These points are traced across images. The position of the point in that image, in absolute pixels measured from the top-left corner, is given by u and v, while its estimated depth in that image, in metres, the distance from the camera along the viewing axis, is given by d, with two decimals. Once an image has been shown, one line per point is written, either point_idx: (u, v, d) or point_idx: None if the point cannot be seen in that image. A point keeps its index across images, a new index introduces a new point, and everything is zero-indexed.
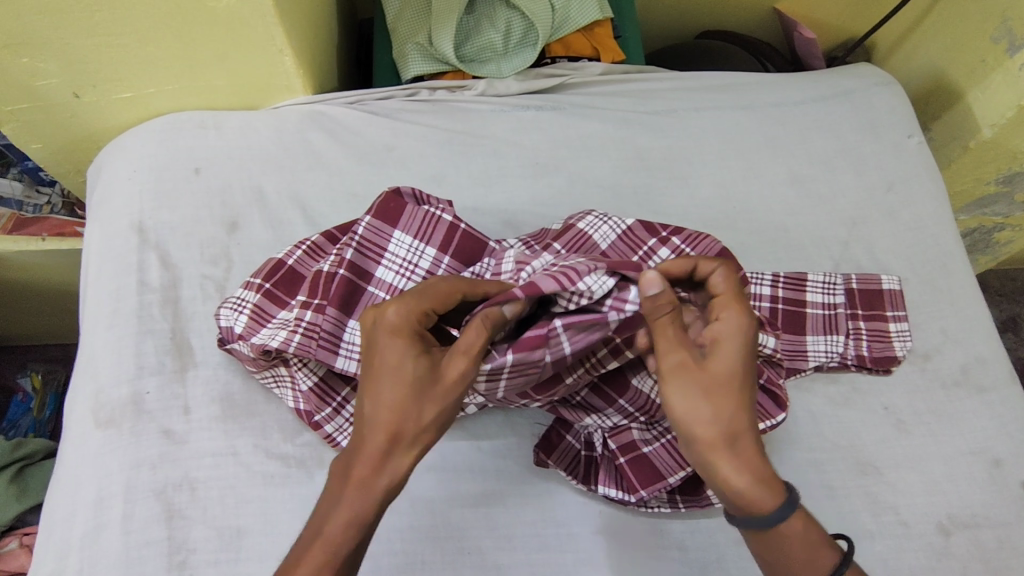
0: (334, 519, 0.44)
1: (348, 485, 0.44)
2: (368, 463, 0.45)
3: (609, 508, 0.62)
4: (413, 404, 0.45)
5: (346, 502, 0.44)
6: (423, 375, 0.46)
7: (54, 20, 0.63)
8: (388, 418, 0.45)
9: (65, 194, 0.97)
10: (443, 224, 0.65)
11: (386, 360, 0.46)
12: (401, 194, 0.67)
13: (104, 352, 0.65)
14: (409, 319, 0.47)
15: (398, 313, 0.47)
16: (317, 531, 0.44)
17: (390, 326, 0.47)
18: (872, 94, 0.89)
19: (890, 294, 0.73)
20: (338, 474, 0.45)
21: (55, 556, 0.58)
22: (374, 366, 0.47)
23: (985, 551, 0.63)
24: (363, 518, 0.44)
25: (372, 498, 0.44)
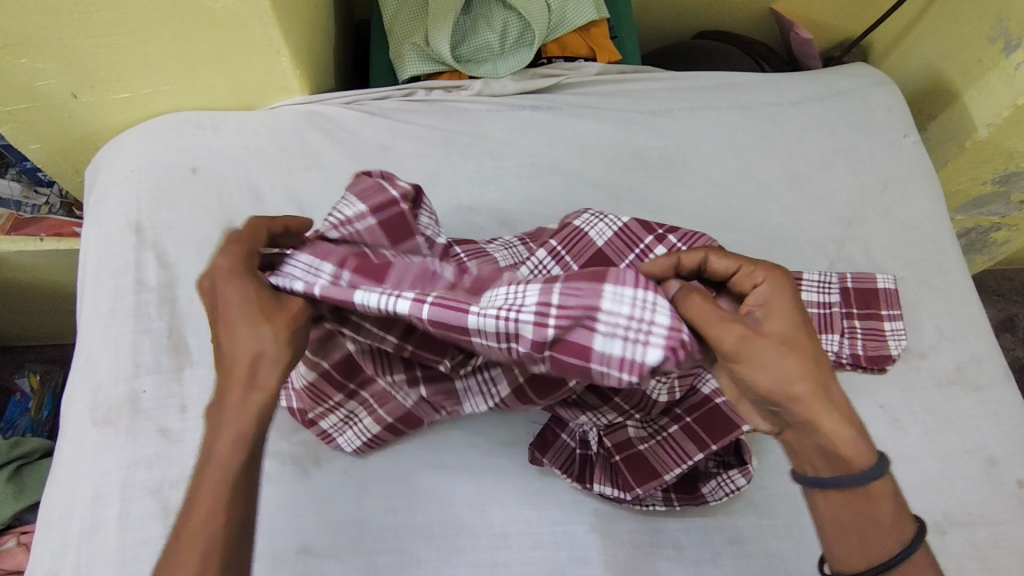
0: (214, 450, 0.44)
1: (227, 411, 0.45)
2: (232, 391, 0.45)
3: (604, 506, 0.63)
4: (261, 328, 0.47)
5: (228, 421, 0.45)
6: (264, 300, 0.48)
7: (53, 20, 0.63)
8: (240, 349, 0.46)
9: (63, 194, 0.98)
10: (392, 208, 0.59)
11: (222, 294, 0.48)
12: (369, 174, 0.63)
13: (101, 351, 0.66)
14: (231, 263, 0.49)
15: (227, 261, 0.49)
16: (214, 470, 0.44)
17: (223, 271, 0.49)
18: (868, 94, 0.89)
19: (886, 293, 0.73)
20: (216, 404, 0.45)
21: (52, 554, 0.58)
22: (216, 309, 0.48)
23: (981, 549, 0.64)
24: (239, 451, 0.44)
25: (246, 421, 0.45)
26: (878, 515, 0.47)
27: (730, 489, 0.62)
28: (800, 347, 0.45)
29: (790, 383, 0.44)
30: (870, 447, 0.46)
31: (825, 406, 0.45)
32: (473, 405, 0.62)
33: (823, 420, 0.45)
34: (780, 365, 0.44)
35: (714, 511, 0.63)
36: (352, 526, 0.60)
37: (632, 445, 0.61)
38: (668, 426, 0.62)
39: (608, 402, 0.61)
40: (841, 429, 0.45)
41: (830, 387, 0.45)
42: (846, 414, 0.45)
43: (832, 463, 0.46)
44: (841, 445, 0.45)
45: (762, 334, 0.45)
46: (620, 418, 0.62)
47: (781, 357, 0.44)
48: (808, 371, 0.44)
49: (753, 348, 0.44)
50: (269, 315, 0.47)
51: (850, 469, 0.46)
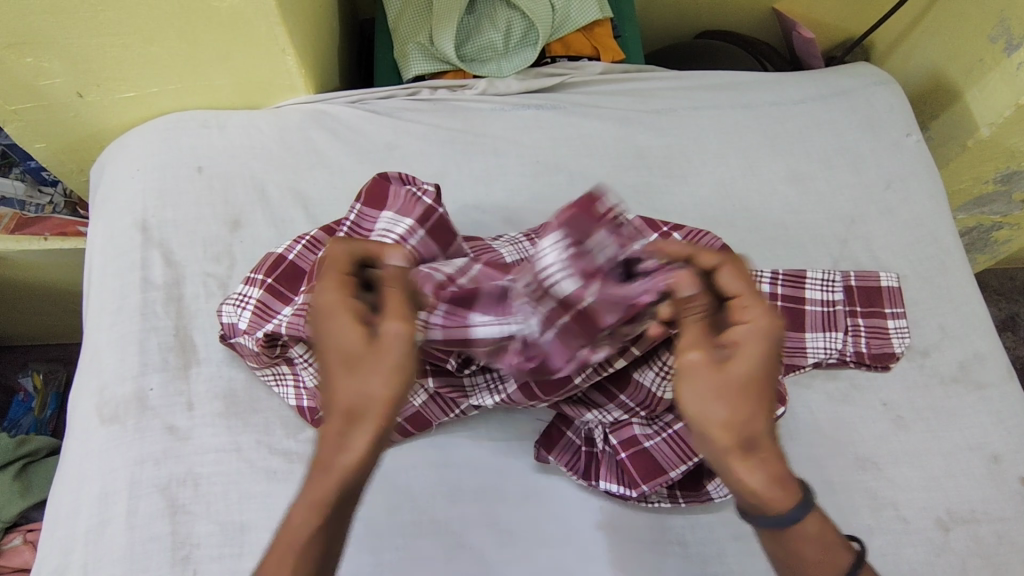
0: (303, 492, 0.43)
1: (329, 448, 0.43)
2: (331, 440, 0.43)
3: (610, 504, 0.63)
4: (361, 366, 0.44)
5: (319, 463, 0.43)
6: (354, 344, 0.45)
7: (58, 20, 0.63)
8: (343, 385, 0.44)
9: (68, 194, 0.98)
10: (431, 212, 0.62)
11: (327, 320, 0.46)
12: (387, 178, 0.67)
13: (107, 349, 0.66)
14: (339, 295, 0.47)
15: (336, 288, 0.47)
16: (302, 510, 0.42)
17: (331, 302, 0.47)
18: (871, 93, 0.89)
19: (890, 291, 0.73)
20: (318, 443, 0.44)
21: (60, 551, 0.58)
22: (319, 336, 0.46)
23: (984, 546, 0.64)
24: (329, 495, 0.42)
25: (340, 467, 0.42)
26: (805, 558, 0.45)
27: None
28: (737, 395, 0.44)
29: (712, 425, 0.44)
30: (790, 497, 0.44)
31: (743, 457, 0.44)
32: (479, 399, 0.62)
33: (736, 470, 0.44)
34: (709, 406, 0.44)
35: (719, 508, 0.63)
36: (359, 522, 0.60)
37: (638, 442, 0.61)
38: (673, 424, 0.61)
39: (613, 399, 0.61)
40: (756, 478, 0.44)
41: (760, 439, 0.44)
42: (768, 467, 0.44)
43: (749, 508, 0.45)
44: (764, 496, 0.44)
45: (714, 372, 0.45)
46: (625, 415, 0.62)
47: (708, 399, 0.45)
48: (739, 420, 0.44)
49: (693, 371, 0.45)
50: (367, 353, 0.44)
51: (765, 521, 0.44)
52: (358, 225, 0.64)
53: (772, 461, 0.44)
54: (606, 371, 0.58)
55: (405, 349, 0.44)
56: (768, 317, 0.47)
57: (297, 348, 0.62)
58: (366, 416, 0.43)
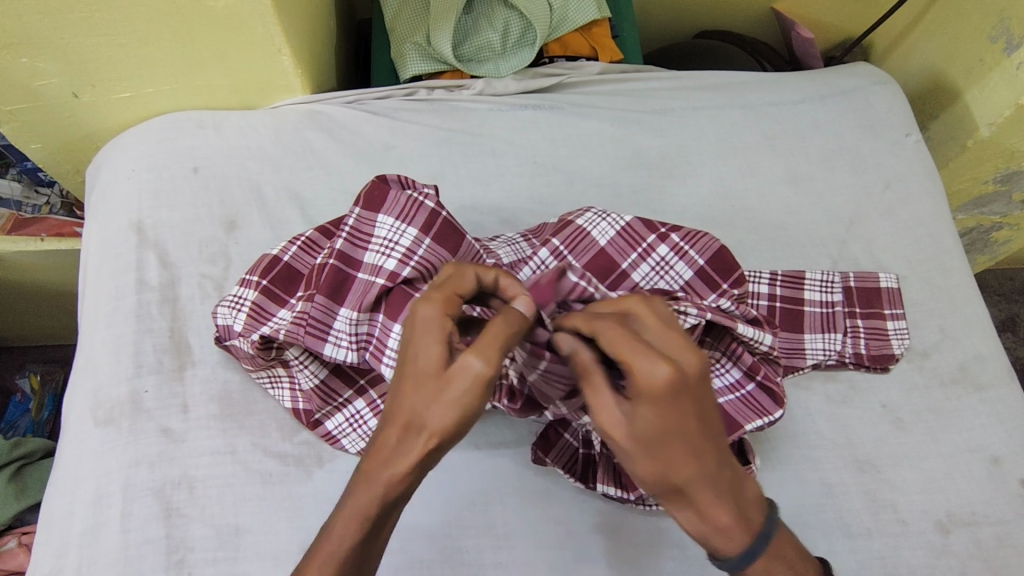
0: (355, 504, 0.44)
1: (383, 466, 0.43)
2: (387, 455, 0.43)
3: (607, 506, 0.63)
4: (432, 389, 0.43)
5: (373, 482, 0.43)
6: (433, 363, 0.44)
7: (54, 19, 0.63)
8: (410, 402, 0.43)
9: (64, 194, 0.97)
10: (434, 217, 0.63)
11: (416, 335, 0.45)
12: (386, 180, 0.65)
13: (102, 350, 0.65)
14: (435, 315, 0.45)
15: (434, 307, 0.46)
16: (346, 518, 0.44)
17: (422, 319, 0.45)
18: (870, 93, 0.89)
19: (888, 292, 0.73)
20: (368, 454, 0.44)
21: (54, 555, 0.58)
22: (408, 348, 0.45)
23: (984, 549, 0.63)
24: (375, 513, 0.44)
25: (385, 489, 0.43)
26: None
27: None
28: (647, 459, 0.43)
29: (638, 481, 0.44)
30: (725, 542, 0.45)
31: (674, 506, 0.44)
32: None
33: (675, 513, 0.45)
34: (626, 465, 0.43)
35: None
36: None
37: None
38: None
39: None
40: (692, 523, 0.45)
41: (685, 491, 0.43)
42: (698, 516, 0.44)
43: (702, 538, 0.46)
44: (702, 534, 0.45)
45: (626, 437, 0.43)
46: None
47: (625, 460, 0.44)
48: (661, 476, 0.43)
49: (605, 439, 0.44)
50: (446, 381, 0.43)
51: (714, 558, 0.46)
52: (358, 231, 0.63)
53: (710, 509, 0.44)
54: None
55: (476, 387, 0.43)
56: (654, 374, 0.42)
57: (294, 350, 0.63)
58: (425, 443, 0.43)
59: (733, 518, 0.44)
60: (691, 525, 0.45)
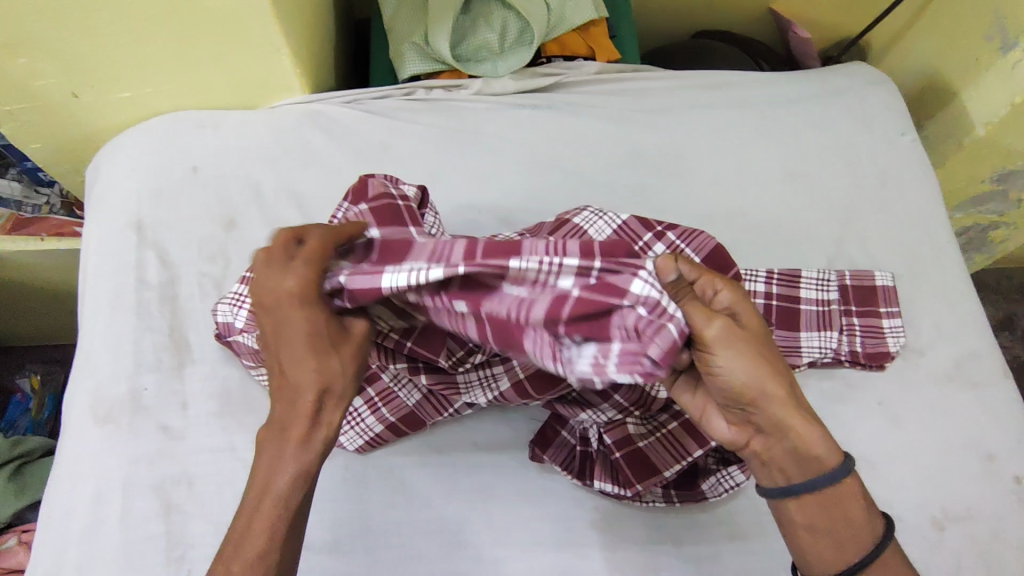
0: (272, 488, 0.44)
1: (285, 450, 0.44)
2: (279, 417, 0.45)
3: (604, 503, 0.63)
4: (323, 360, 0.45)
5: (283, 464, 0.44)
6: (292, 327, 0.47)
7: (54, 20, 0.63)
8: (303, 376, 0.44)
9: (65, 194, 0.98)
10: (385, 199, 0.59)
11: (291, 307, 0.45)
12: (375, 179, 0.66)
13: (102, 348, 0.66)
14: (303, 282, 0.46)
15: (296, 279, 0.46)
16: (256, 507, 0.44)
17: (287, 290, 0.46)
18: (866, 92, 0.89)
19: (884, 290, 0.73)
20: (268, 443, 0.45)
21: (54, 551, 0.58)
22: (278, 326, 0.46)
23: (979, 545, 0.64)
24: (293, 498, 0.44)
25: (300, 472, 0.44)
26: (847, 517, 0.47)
27: (729, 485, 0.62)
28: (771, 358, 0.46)
29: (767, 383, 0.45)
30: (835, 448, 0.47)
31: (795, 413, 0.46)
32: (473, 397, 0.61)
33: (793, 424, 0.46)
34: (759, 363, 0.45)
35: (713, 507, 0.63)
36: (353, 522, 0.60)
37: (632, 442, 0.61)
38: (667, 423, 0.61)
39: (607, 399, 0.60)
40: (810, 428, 0.46)
41: (797, 393, 0.47)
42: (810, 417, 0.47)
43: (799, 467, 0.47)
44: (812, 449, 0.47)
45: (745, 337, 0.46)
46: (620, 415, 0.61)
47: (753, 364, 0.45)
48: (783, 374, 0.46)
49: (732, 342, 0.45)
50: (331, 348, 0.45)
51: (821, 475, 0.47)
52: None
53: (811, 410, 0.48)
54: None
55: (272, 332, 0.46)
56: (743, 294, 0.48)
57: None
58: (320, 418, 0.45)
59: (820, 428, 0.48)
60: (806, 432, 0.46)
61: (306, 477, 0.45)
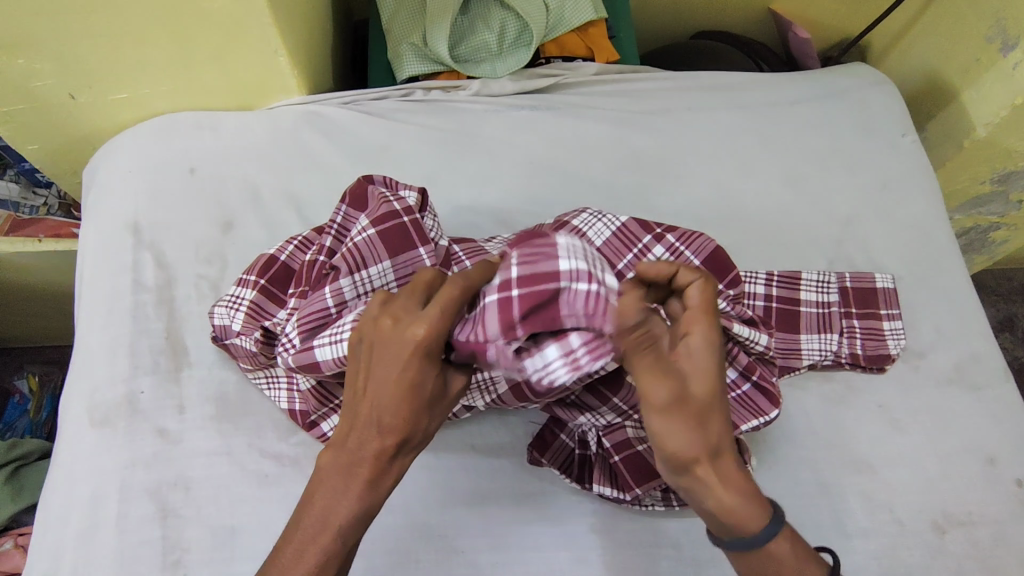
0: (331, 519, 0.46)
1: (355, 484, 0.46)
2: (370, 458, 0.45)
3: (603, 507, 0.62)
4: (420, 412, 0.46)
5: (348, 501, 0.46)
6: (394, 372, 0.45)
7: (51, 21, 0.63)
8: (394, 424, 0.45)
9: (62, 195, 0.97)
10: (392, 220, 0.60)
11: (405, 361, 0.44)
12: (374, 181, 0.66)
13: (99, 351, 0.65)
14: (429, 339, 0.44)
15: (428, 330, 0.44)
16: (305, 539, 0.46)
17: (416, 343, 0.44)
18: (866, 93, 0.89)
19: (885, 293, 0.73)
20: (336, 475, 0.46)
21: (49, 556, 0.58)
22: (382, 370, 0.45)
23: (980, 549, 0.63)
24: (352, 533, 0.46)
25: (364, 509, 0.46)
26: (781, 569, 0.47)
27: None
28: (705, 416, 0.45)
29: (688, 448, 0.44)
30: (761, 509, 0.46)
31: (715, 474, 0.45)
32: (471, 399, 0.61)
33: (713, 487, 0.45)
34: (680, 429, 0.44)
35: None
36: None
37: (631, 445, 0.60)
38: None
39: (606, 402, 0.60)
40: (726, 496, 0.45)
41: (723, 457, 0.46)
42: (735, 477, 0.46)
43: (720, 526, 0.47)
44: (734, 510, 0.46)
45: (677, 400, 0.44)
46: (619, 418, 0.61)
47: (683, 428, 0.44)
48: (711, 441, 0.45)
49: (658, 406, 0.44)
50: (428, 400, 0.46)
51: (737, 542, 0.46)
52: (345, 230, 0.63)
53: (738, 475, 0.46)
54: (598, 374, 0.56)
55: (405, 392, 0.44)
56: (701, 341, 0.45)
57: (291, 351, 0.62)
58: (397, 464, 0.47)
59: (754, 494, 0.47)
60: (723, 499, 0.46)
61: (369, 511, 0.47)
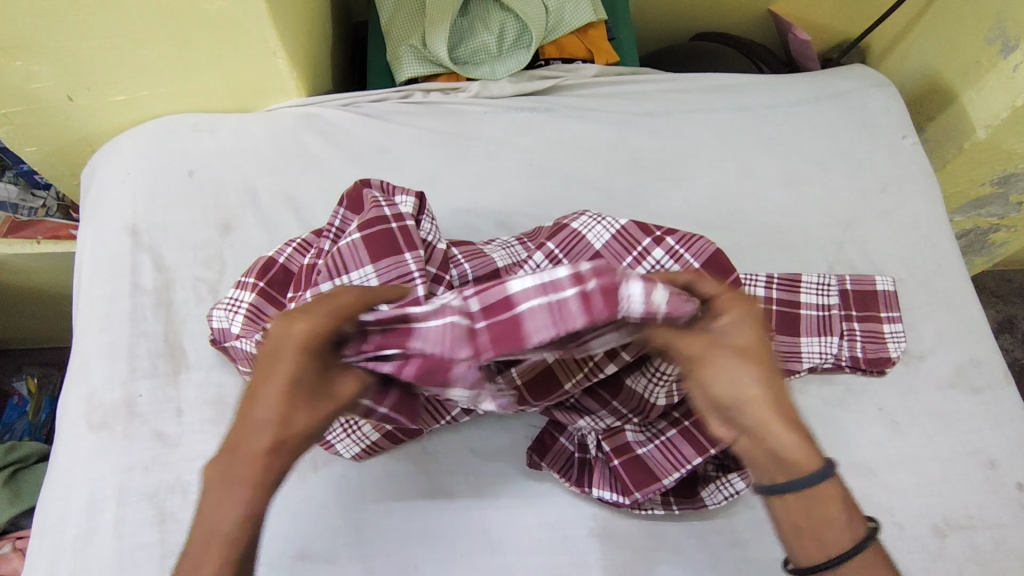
0: (218, 529, 0.41)
1: (233, 491, 0.41)
2: (259, 457, 0.42)
3: (603, 511, 0.62)
4: (299, 406, 0.43)
5: (235, 509, 0.41)
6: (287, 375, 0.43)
7: (48, 23, 0.63)
8: (273, 419, 0.42)
9: (61, 197, 0.96)
10: (380, 225, 0.59)
11: (286, 353, 0.43)
12: (371, 184, 0.66)
13: (97, 354, 0.65)
14: (306, 333, 0.43)
15: (308, 322, 0.43)
16: (199, 556, 0.40)
17: (297, 337, 0.43)
18: (866, 95, 0.89)
19: (885, 295, 0.73)
20: (219, 485, 0.41)
21: (46, 560, 0.58)
22: (264, 370, 0.43)
23: (981, 553, 0.63)
24: (239, 542, 0.41)
25: (250, 514, 0.41)
26: (828, 516, 0.43)
27: (729, 493, 0.61)
28: (763, 361, 0.44)
29: (739, 393, 0.43)
30: (820, 457, 0.43)
31: (779, 416, 0.43)
32: None
33: (773, 424, 0.43)
34: (731, 378, 0.44)
35: (713, 515, 0.63)
36: (349, 530, 0.60)
37: (631, 449, 0.61)
38: (668, 430, 0.61)
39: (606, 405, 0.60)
40: (785, 441, 0.43)
41: (781, 407, 0.43)
42: (796, 423, 0.43)
43: (779, 473, 0.43)
44: (792, 453, 0.43)
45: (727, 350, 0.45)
46: (618, 421, 0.61)
47: (733, 371, 0.44)
48: (756, 391, 0.43)
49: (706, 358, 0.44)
50: (312, 392, 0.44)
51: (794, 484, 0.43)
52: (343, 234, 0.64)
53: (795, 420, 0.43)
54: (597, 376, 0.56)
55: (285, 387, 0.42)
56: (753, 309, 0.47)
57: None
58: (284, 464, 0.43)
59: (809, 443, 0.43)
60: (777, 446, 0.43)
61: (256, 521, 0.41)
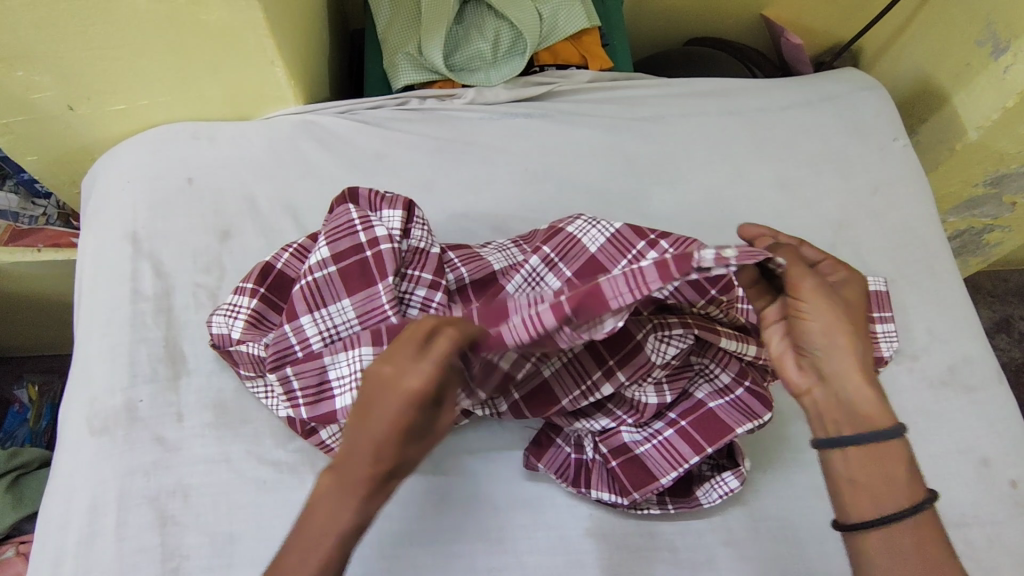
0: (332, 527, 0.44)
1: (345, 498, 0.44)
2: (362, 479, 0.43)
3: (599, 511, 0.63)
4: (395, 451, 0.42)
5: (347, 513, 0.44)
6: (404, 427, 0.42)
7: (52, 34, 0.64)
8: (370, 457, 0.42)
9: (61, 204, 0.97)
10: (354, 257, 0.60)
11: (386, 405, 0.41)
12: (357, 196, 0.66)
13: (98, 360, 0.66)
14: (419, 385, 0.41)
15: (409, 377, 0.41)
16: (310, 544, 0.45)
17: (400, 385, 0.41)
18: (857, 98, 0.90)
19: (877, 295, 0.70)
20: (333, 489, 0.44)
21: (50, 564, 0.58)
22: (369, 410, 0.42)
23: (975, 549, 0.64)
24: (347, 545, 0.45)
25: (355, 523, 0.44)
26: (886, 475, 0.47)
27: (723, 491, 0.62)
28: (854, 324, 0.50)
29: (825, 334, 0.49)
30: (891, 418, 0.48)
31: (855, 375, 0.49)
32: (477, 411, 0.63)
33: (852, 377, 0.49)
34: (823, 315, 0.49)
35: (708, 514, 0.63)
36: None
37: (629, 449, 0.61)
38: (663, 429, 0.61)
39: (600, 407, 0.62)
40: (862, 395, 0.48)
41: (866, 369, 0.49)
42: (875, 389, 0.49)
43: (846, 418, 0.49)
44: (862, 406, 0.48)
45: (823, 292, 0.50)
46: (613, 423, 0.62)
47: (832, 316, 0.49)
48: (834, 335, 0.49)
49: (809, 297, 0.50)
50: (410, 442, 0.43)
51: (864, 434, 0.48)
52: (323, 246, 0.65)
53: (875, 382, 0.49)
54: (593, 395, 0.59)
55: (397, 433, 0.41)
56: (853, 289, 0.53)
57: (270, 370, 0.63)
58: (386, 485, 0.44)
59: (875, 404, 0.48)
60: (850, 401, 0.49)
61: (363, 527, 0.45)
